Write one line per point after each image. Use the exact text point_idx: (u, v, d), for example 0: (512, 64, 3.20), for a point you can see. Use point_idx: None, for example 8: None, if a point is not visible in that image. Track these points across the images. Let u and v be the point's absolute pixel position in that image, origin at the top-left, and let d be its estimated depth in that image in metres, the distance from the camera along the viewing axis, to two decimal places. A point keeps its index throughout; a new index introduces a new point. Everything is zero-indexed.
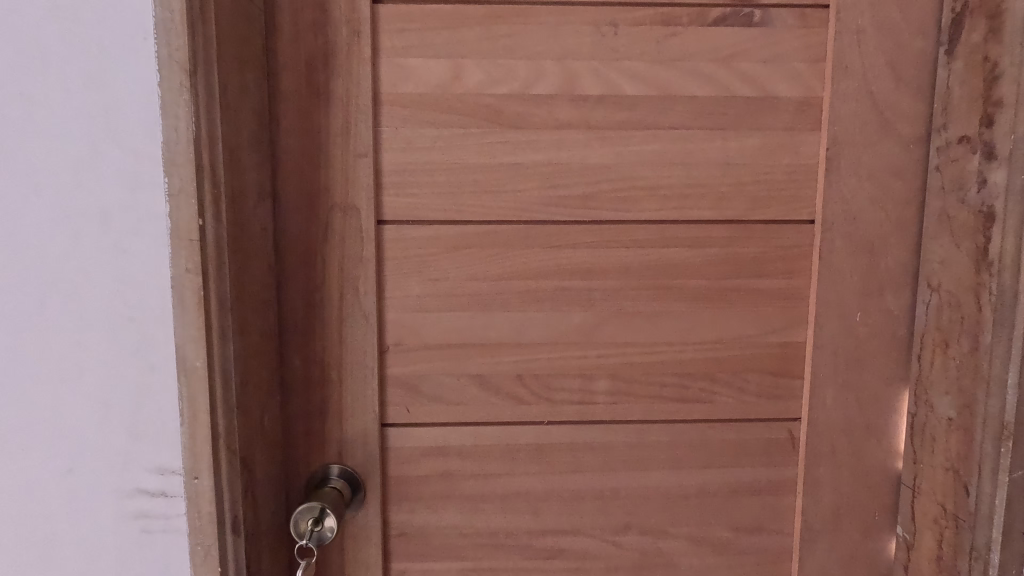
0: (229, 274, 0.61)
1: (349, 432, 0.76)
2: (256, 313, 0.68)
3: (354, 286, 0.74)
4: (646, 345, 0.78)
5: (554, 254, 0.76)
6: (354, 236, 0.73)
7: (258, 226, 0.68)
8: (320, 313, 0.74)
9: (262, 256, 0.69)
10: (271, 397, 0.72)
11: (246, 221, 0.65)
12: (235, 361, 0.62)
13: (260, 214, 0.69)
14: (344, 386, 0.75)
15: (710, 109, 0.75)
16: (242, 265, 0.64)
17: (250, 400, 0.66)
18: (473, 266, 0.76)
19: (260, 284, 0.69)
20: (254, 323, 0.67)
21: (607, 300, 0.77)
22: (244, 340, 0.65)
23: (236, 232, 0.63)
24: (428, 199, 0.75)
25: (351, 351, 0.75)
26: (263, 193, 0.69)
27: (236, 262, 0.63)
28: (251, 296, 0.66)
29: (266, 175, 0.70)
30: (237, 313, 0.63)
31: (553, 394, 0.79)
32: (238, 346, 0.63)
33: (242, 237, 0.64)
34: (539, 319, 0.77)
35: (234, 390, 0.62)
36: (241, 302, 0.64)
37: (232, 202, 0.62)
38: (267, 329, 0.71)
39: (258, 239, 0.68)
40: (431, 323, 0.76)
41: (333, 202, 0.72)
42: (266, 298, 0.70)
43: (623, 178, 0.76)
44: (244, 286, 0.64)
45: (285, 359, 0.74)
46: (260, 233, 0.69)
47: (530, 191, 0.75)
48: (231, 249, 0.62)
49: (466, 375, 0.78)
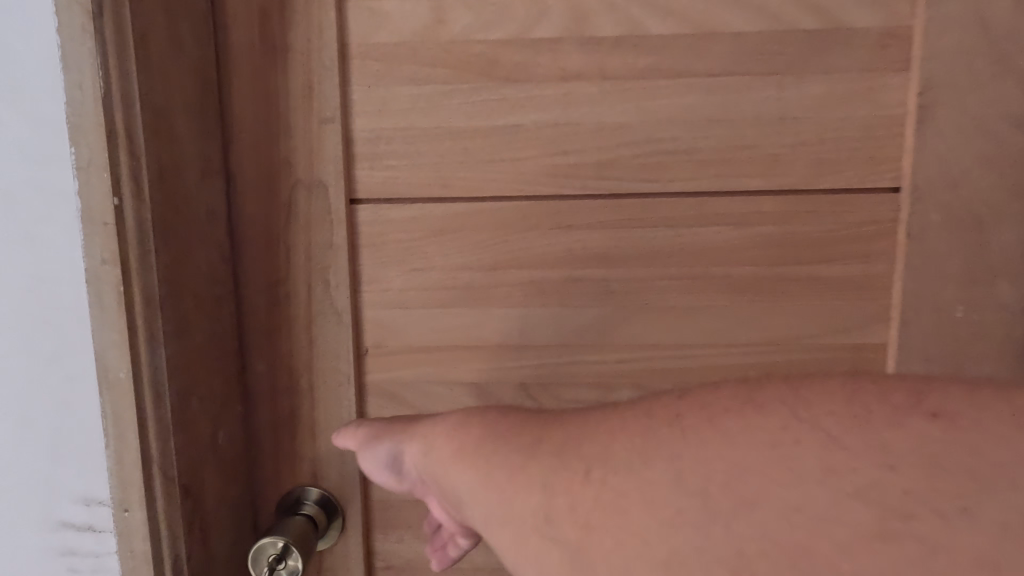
0: (159, 265, 0.50)
1: (323, 449, 0.65)
2: (206, 310, 0.57)
3: (323, 277, 0.62)
4: (679, 348, 0.63)
5: (563, 236, 0.62)
6: (322, 218, 0.61)
7: (205, 208, 0.57)
8: (287, 311, 0.63)
9: (211, 245, 0.58)
10: (231, 409, 0.61)
11: (189, 202, 0.55)
12: (174, 370, 0.52)
13: (209, 195, 0.58)
14: (316, 395, 0.64)
15: (760, 48, 0.58)
16: (180, 255, 0.53)
17: (200, 416, 0.56)
18: (464, 253, 0.63)
19: (210, 277, 0.58)
20: (204, 324, 0.57)
21: (628, 293, 0.62)
22: (187, 346, 0.54)
23: (171, 216, 0.52)
24: (409, 173, 0.62)
25: (324, 354, 0.64)
26: (212, 166, 0.58)
27: (172, 254, 0.52)
28: (195, 294, 0.55)
29: (217, 146, 0.59)
30: (173, 313, 0.52)
31: (564, 408, 0.65)
32: (178, 353, 0.53)
33: (181, 222, 0.53)
34: (547, 317, 0.63)
35: (171, 405, 0.52)
36: (181, 301, 0.53)
37: (161, 179, 0.51)
38: (222, 331, 0.60)
39: (206, 223, 0.57)
40: (416, 322, 0.64)
41: (296, 178, 0.61)
42: (219, 296, 0.60)
43: (648, 141, 0.60)
44: (185, 281, 0.54)
45: (247, 364, 0.64)
46: (210, 216, 0.58)
47: (532, 160, 0.61)
48: (163, 237, 0.51)
49: (460, 384, 0.65)
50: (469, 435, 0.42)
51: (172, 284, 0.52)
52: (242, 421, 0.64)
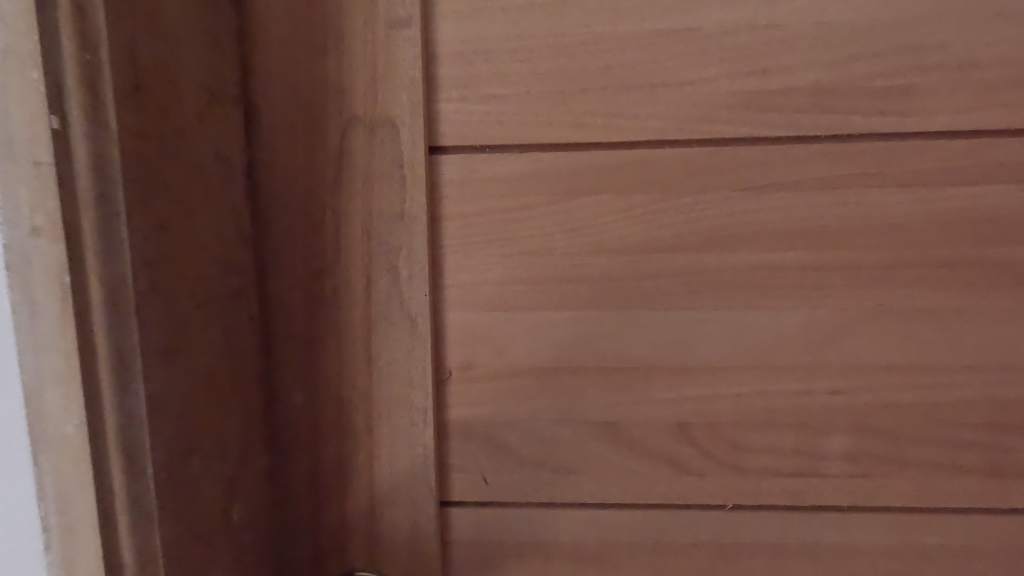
0: (138, 239, 0.29)
1: (386, 518, 0.44)
2: (218, 315, 0.37)
3: (391, 264, 0.42)
4: (927, 372, 0.41)
5: (753, 203, 0.41)
6: (389, 175, 0.41)
7: (214, 155, 0.37)
8: (336, 316, 0.42)
9: (225, 213, 0.38)
10: (254, 462, 0.41)
11: (188, 141, 0.34)
12: (164, 415, 0.31)
13: (218, 134, 0.37)
14: (377, 439, 0.43)
15: None
16: (175, 225, 0.32)
17: (207, 483, 0.35)
18: (601, 229, 0.42)
19: (221, 262, 0.37)
20: (213, 337, 0.36)
21: (852, 288, 0.41)
22: (186, 372, 0.33)
23: (159, 159, 0.31)
24: (520, 107, 0.41)
25: (389, 379, 0.43)
26: (222, 91, 0.38)
27: (160, 223, 0.31)
28: (200, 288, 0.35)
29: (229, 63, 0.39)
30: (163, 320, 0.31)
31: (744, 460, 0.44)
32: (170, 385, 0.32)
33: (176, 171, 0.33)
34: (723, 324, 0.42)
35: (160, 475, 0.31)
36: (177, 300, 0.33)
37: (140, 93, 0.30)
38: (241, 346, 0.39)
39: (215, 177, 0.37)
40: (525, 333, 0.43)
41: (352, 113, 0.40)
42: (237, 291, 0.39)
43: (899, 51, 0.38)
44: (183, 267, 0.33)
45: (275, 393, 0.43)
46: (222, 169, 0.37)
47: (709, 84, 0.40)
48: (145, 192, 0.30)
49: (587, 423, 0.44)
50: None
51: (162, 272, 0.31)
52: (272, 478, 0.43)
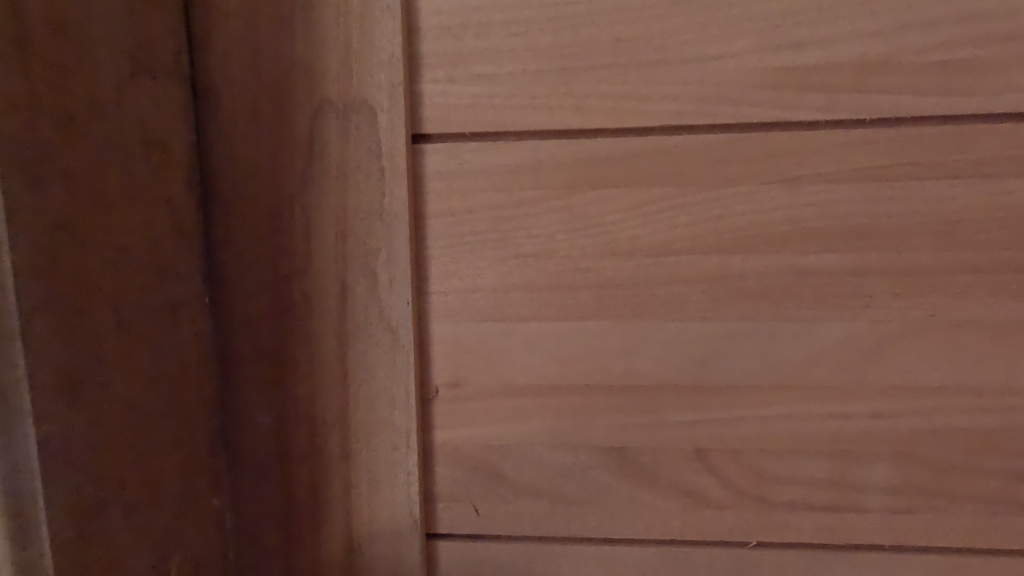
0: (18, 243, 0.26)
1: (365, 556, 0.39)
2: (148, 324, 0.33)
3: (366, 267, 0.36)
4: (990, 395, 0.36)
5: (784, 197, 0.35)
6: (364, 167, 0.36)
7: (144, 141, 0.32)
8: (305, 327, 0.37)
9: (162, 208, 0.33)
10: (202, 484, 0.37)
11: (102, 128, 0.30)
12: (57, 443, 0.28)
13: (151, 118, 0.33)
14: (354, 466, 0.38)
15: None
16: (79, 224, 0.29)
17: (126, 513, 0.31)
18: (608, 227, 0.36)
19: (156, 263, 0.33)
20: (139, 348, 0.32)
21: (899, 295, 0.35)
22: (94, 390, 0.29)
23: (53, 150, 0.27)
24: (515, 88, 0.36)
25: (366, 398, 0.38)
26: (155, 67, 0.33)
27: (56, 223, 0.28)
28: (119, 294, 0.31)
29: (169, 36, 0.34)
30: (59, 334, 0.28)
31: (770, 492, 0.38)
32: (68, 408, 0.28)
33: (82, 163, 0.29)
34: (746, 337, 0.37)
35: (54, 509, 0.27)
36: (81, 309, 0.29)
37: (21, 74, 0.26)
38: (185, 355, 0.35)
39: (146, 167, 0.32)
40: (520, 346, 0.38)
41: (322, 95, 0.35)
42: (179, 295, 0.35)
43: (957, 18, 0.33)
44: (91, 272, 0.29)
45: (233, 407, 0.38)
46: (157, 158, 0.33)
47: (731, 61, 0.34)
48: (31, 189, 0.26)
49: (592, 448, 0.39)
50: None
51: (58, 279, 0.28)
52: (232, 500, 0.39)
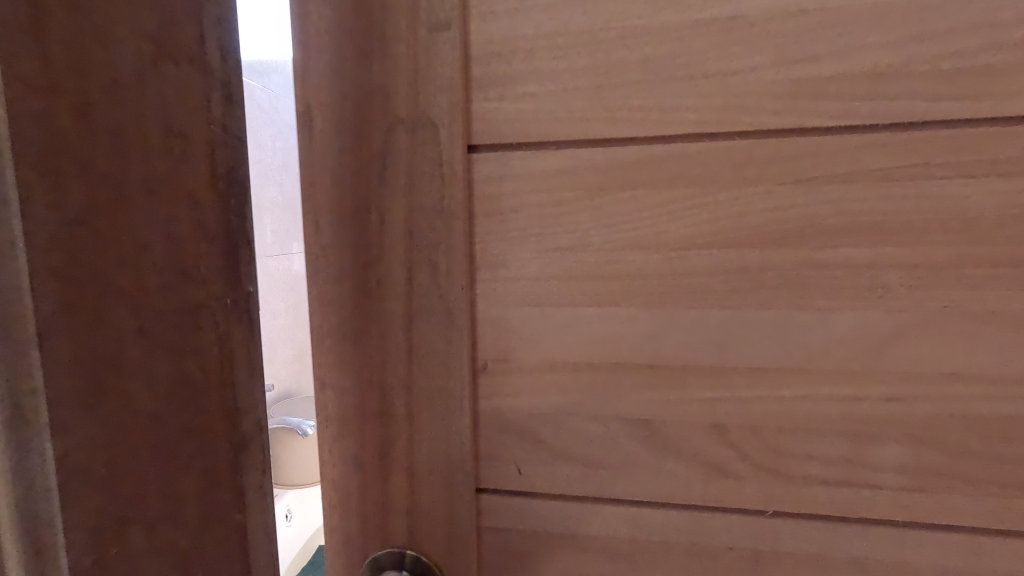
0: (31, 240, 0.22)
1: (424, 499, 0.47)
2: (168, 326, 0.29)
3: (428, 259, 0.43)
4: (1005, 385, 0.37)
5: (801, 197, 0.39)
6: (427, 174, 0.43)
7: (167, 132, 0.29)
8: (378, 308, 0.45)
9: (185, 199, 0.30)
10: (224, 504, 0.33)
11: (121, 107, 0.26)
12: (81, 456, 0.25)
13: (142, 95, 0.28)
14: (416, 425, 0.46)
15: None
16: (100, 215, 0.25)
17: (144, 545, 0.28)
18: (637, 224, 0.41)
19: (175, 261, 0.30)
20: (156, 354, 0.28)
21: (913, 288, 0.38)
22: (111, 401, 0.26)
23: (75, 134, 0.24)
24: (555, 103, 0.41)
25: (426, 368, 0.45)
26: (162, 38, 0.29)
27: (71, 216, 0.24)
28: (121, 299, 0.26)
29: (189, 8, 0.30)
30: (91, 339, 0.25)
31: (786, 467, 0.42)
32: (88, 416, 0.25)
33: (112, 151, 0.26)
34: (764, 324, 0.41)
35: (79, 532, 0.25)
36: (104, 312, 0.26)
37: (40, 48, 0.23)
38: (207, 360, 0.32)
39: (159, 152, 0.29)
40: (558, 328, 0.44)
41: (394, 114, 0.42)
42: (197, 295, 0.31)
43: (969, 30, 0.35)
44: (67, 271, 0.24)
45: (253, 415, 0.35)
46: (179, 145, 0.30)
47: (751, 74, 0.38)
48: (46, 181, 0.23)
49: (620, 420, 0.44)
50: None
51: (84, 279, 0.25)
52: (258, 513, 0.35)
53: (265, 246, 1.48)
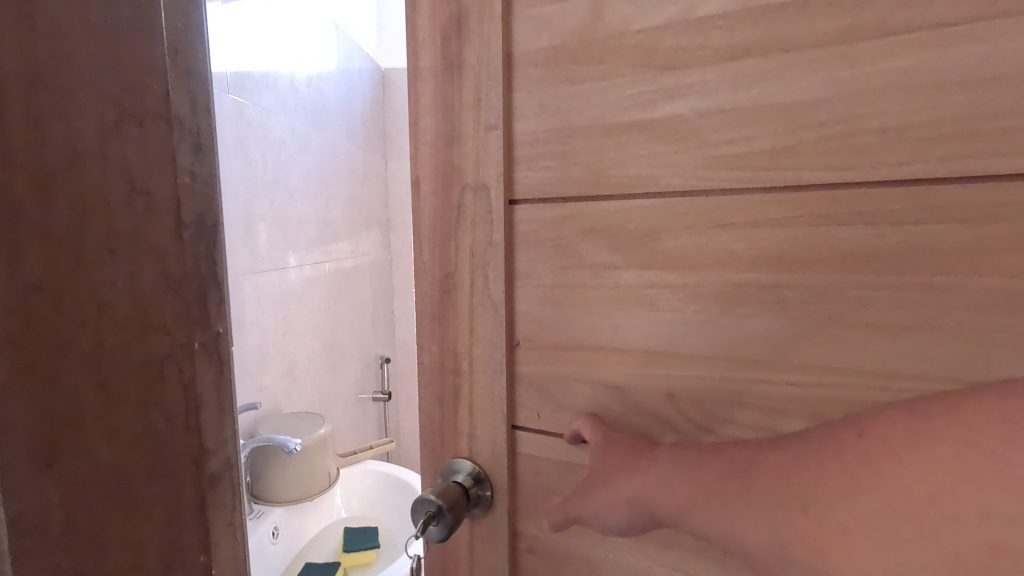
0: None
1: (478, 427, 0.72)
2: (125, 369, 0.38)
3: (483, 272, 0.68)
4: (876, 378, 0.50)
5: (726, 235, 0.55)
6: (482, 218, 0.67)
7: (124, 210, 0.38)
8: (453, 301, 0.71)
9: (139, 262, 0.39)
10: (182, 515, 0.43)
11: (72, 210, 0.35)
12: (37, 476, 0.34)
13: (133, 158, 0.38)
14: (474, 378, 0.71)
15: None
16: (56, 289, 0.35)
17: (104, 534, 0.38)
18: (613, 252, 0.61)
19: (128, 315, 0.38)
20: (120, 399, 0.38)
21: (806, 303, 0.52)
22: (69, 450, 0.36)
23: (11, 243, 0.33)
24: (562, 172, 0.63)
25: (481, 341, 0.70)
26: (35, 122, 0.33)
27: (31, 285, 0.34)
28: (88, 353, 0.36)
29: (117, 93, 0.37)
30: (36, 368, 0.34)
31: (718, 429, 0.58)
32: (41, 469, 0.34)
33: (58, 217, 0.34)
34: (700, 324, 0.57)
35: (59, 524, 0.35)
36: (57, 369, 0.35)
37: (42, 140, 0.34)
38: (168, 403, 0.41)
39: (109, 206, 0.37)
40: (563, 319, 0.65)
41: (465, 181, 0.68)
42: (163, 342, 0.41)
43: (842, 119, 0.49)
44: (99, 322, 0.37)
45: (222, 448, 0.46)
46: (143, 206, 0.39)
47: (688, 152, 0.56)
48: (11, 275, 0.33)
49: (604, 385, 0.64)
50: (701, 503, 0.47)
51: (16, 327, 0.33)
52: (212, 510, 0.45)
53: (250, 260, 1.75)
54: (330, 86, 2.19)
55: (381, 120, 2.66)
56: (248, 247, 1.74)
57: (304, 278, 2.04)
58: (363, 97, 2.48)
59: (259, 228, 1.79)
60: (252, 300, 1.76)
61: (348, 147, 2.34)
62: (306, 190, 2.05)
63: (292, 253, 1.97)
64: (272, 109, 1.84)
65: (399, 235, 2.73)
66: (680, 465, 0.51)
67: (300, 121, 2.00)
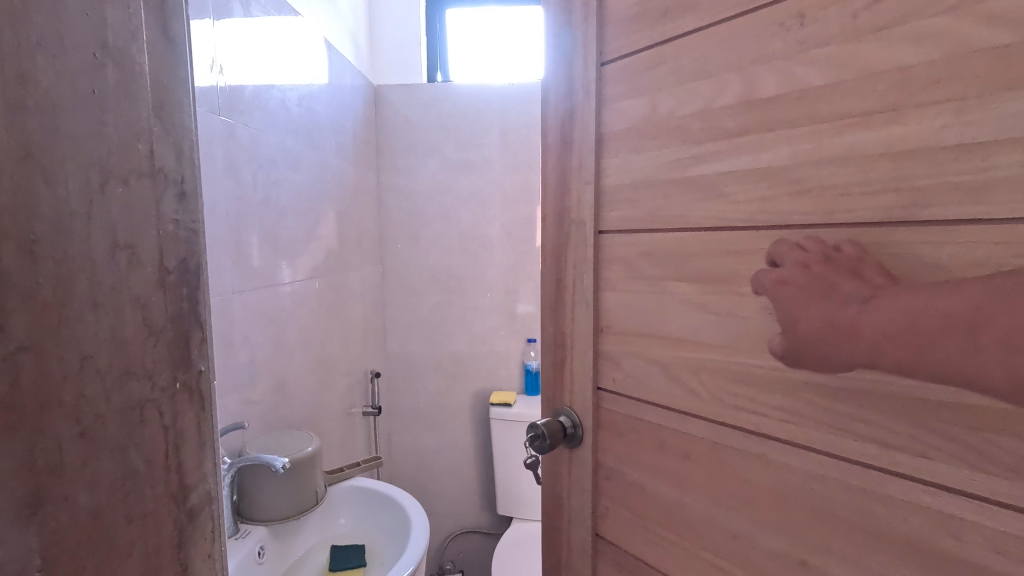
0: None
1: (575, 390, 1.01)
2: (114, 416, 0.42)
3: (581, 280, 0.97)
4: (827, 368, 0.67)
5: (730, 259, 0.76)
6: (580, 243, 0.97)
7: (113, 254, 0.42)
8: (562, 300, 1.02)
9: (130, 308, 0.43)
10: (162, 548, 0.47)
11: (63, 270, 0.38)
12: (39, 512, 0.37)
13: (118, 218, 0.42)
14: (574, 354, 1.00)
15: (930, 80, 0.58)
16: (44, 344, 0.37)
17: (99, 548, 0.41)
18: (660, 268, 0.85)
19: (114, 361, 0.42)
20: (102, 448, 0.41)
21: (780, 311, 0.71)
22: (52, 498, 0.38)
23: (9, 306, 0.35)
24: (630, 212, 0.89)
25: (579, 329, 0.99)
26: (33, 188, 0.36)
27: (18, 345, 0.36)
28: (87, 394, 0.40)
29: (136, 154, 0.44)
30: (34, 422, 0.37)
31: (727, 399, 0.79)
32: (27, 515, 0.37)
33: (53, 272, 0.38)
34: (713, 322, 0.79)
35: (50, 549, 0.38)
36: (42, 421, 0.37)
37: (32, 204, 0.36)
38: (149, 445, 0.45)
39: (96, 258, 0.40)
40: (628, 315, 0.91)
41: (574, 218, 0.98)
42: (145, 388, 0.45)
43: (808, 177, 0.68)
44: (83, 375, 0.40)
45: (200, 481, 0.51)
46: (126, 261, 0.43)
47: (706, 200, 0.78)
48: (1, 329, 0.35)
49: (654, 364, 0.88)
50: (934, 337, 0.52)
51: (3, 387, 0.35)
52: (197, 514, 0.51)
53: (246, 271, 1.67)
54: (319, 104, 2.12)
55: (388, 135, 2.72)
56: (241, 266, 1.64)
57: (297, 293, 1.96)
58: (355, 104, 2.46)
59: (254, 244, 1.70)
60: (242, 319, 1.64)
61: (339, 161, 2.31)
62: (297, 209, 1.97)
63: (284, 264, 1.88)
64: (263, 129, 1.74)
65: (402, 248, 2.77)
66: (902, 306, 0.55)
67: (292, 139, 1.92)
